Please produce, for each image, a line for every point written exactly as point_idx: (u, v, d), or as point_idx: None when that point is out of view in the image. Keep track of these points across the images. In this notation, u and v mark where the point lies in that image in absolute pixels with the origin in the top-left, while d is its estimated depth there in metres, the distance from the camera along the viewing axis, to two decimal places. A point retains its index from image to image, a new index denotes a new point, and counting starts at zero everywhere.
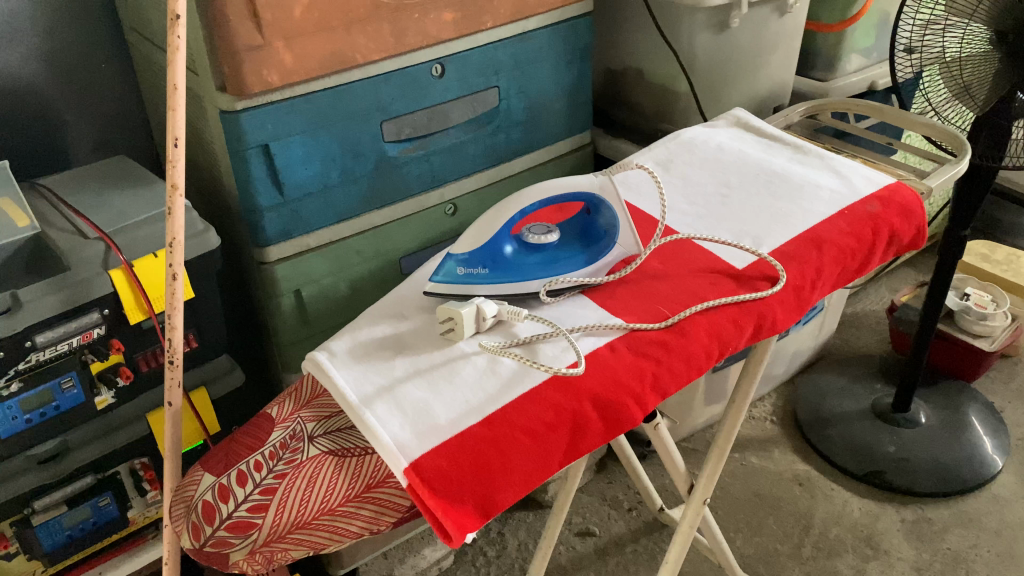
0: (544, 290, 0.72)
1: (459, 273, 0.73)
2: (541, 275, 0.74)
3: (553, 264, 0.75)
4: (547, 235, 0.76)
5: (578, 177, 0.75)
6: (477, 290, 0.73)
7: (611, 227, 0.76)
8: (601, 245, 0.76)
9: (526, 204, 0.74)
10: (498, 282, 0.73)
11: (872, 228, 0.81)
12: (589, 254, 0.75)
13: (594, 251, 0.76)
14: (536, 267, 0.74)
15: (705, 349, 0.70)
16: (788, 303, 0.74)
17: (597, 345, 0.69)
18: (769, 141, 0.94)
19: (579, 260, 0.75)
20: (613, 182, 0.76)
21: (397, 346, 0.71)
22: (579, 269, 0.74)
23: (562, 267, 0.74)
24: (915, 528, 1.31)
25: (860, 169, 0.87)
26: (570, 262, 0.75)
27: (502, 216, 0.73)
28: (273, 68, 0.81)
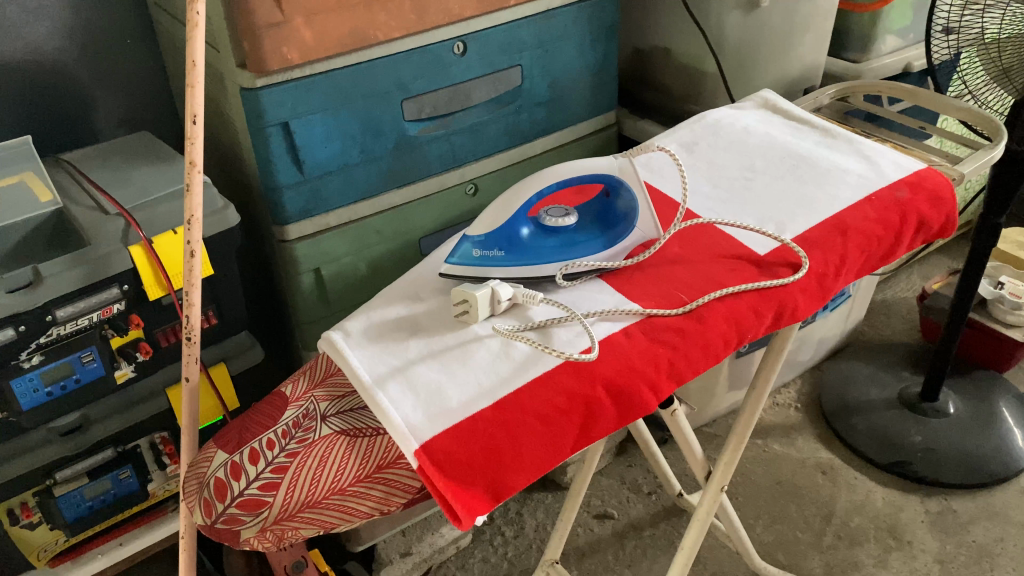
0: (560, 274, 0.72)
1: (473, 256, 0.72)
2: (557, 260, 0.73)
3: (569, 248, 0.74)
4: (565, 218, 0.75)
5: (597, 161, 0.73)
6: (491, 273, 0.72)
7: (630, 212, 0.74)
8: (619, 230, 0.74)
9: (543, 187, 0.72)
10: (513, 266, 0.72)
11: (899, 215, 0.79)
12: (606, 239, 0.74)
13: (611, 236, 0.74)
14: (552, 252, 0.73)
15: (724, 336, 0.69)
16: (810, 291, 0.73)
17: (612, 330, 0.68)
18: (796, 123, 0.92)
19: (596, 244, 0.74)
20: (633, 165, 0.73)
21: (411, 327, 0.71)
22: (595, 254, 0.73)
23: (579, 250, 0.73)
24: (940, 520, 1.29)
25: (890, 153, 0.85)
26: (587, 246, 0.74)
27: (519, 198, 0.72)
28: (293, 46, 0.80)
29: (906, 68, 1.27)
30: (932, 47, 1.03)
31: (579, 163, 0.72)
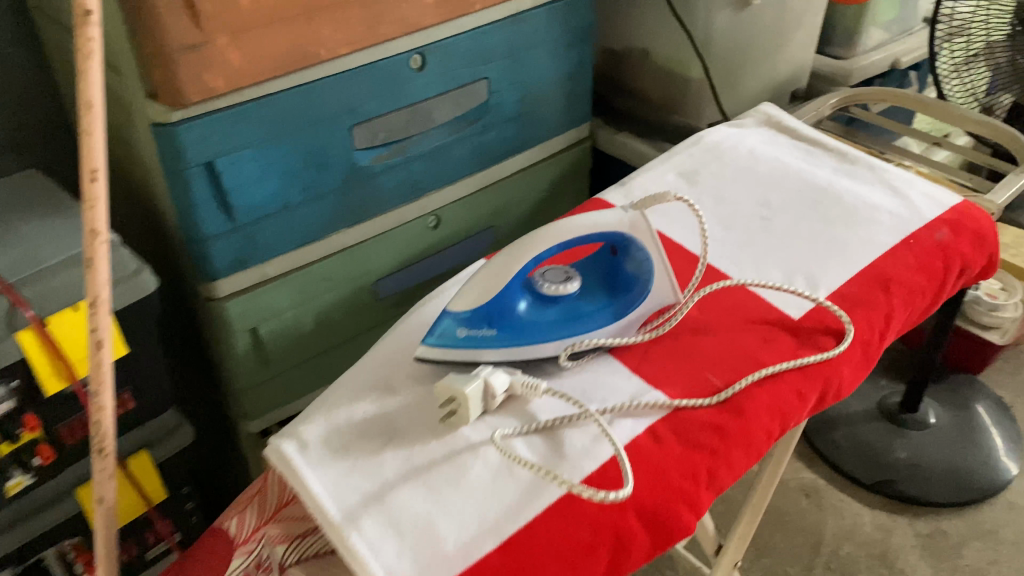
0: (564, 356, 0.59)
1: (458, 337, 0.59)
2: (559, 338, 0.60)
3: (574, 322, 0.61)
4: (566, 284, 0.62)
5: (606, 216, 0.60)
6: (480, 358, 0.59)
7: (645, 276, 0.62)
8: (632, 297, 0.62)
9: (542, 250, 0.59)
10: (507, 348, 0.59)
11: (943, 261, 0.68)
12: (617, 309, 0.62)
13: (623, 306, 0.62)
14: (553, 328, 0.60)
15: (766, 430, 0.57)
16: (855, 362, 0.62)
17: (636, 431, 0.56)
18: (807, 145, 0.80)
19: (604, 316, 0.61)
20: (649, 220, 0.60)
21: (384, 433, 0.57)
22: (604, 328, 0.61)
23: (584, 325, 0.61)
24: (932, 543, 1.22)
25: (920, 184, 0.74)
26: (595, 319, 0.61)
27: (514, 265, 0.59)
28: (217, 72, 0.64)
29: (894, 63, 1.17)
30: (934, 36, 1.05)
31: (586, 219, 0.59)
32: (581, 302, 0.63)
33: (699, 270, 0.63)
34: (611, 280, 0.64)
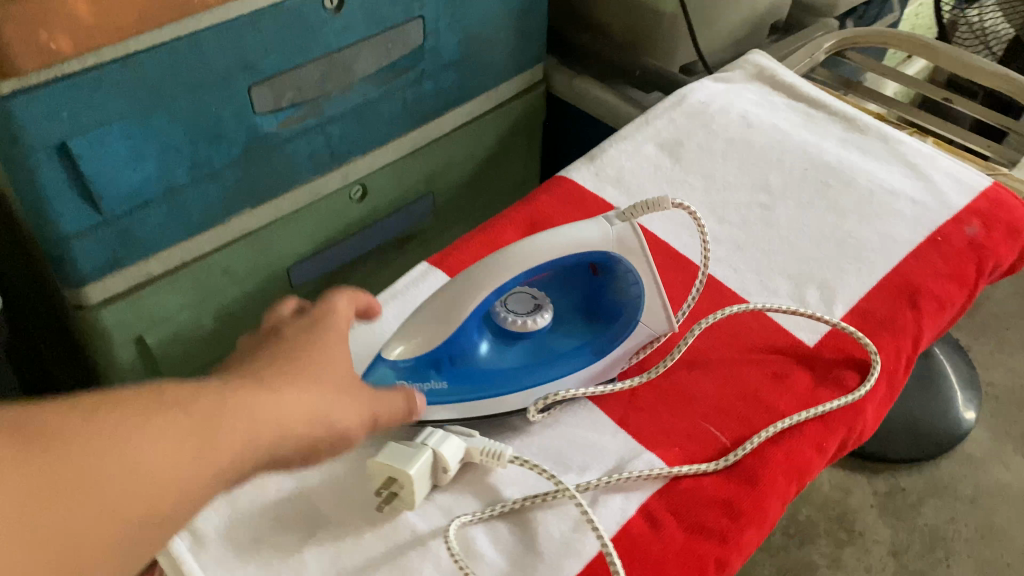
0: (535, 411, 0.47)
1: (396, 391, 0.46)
2: (524, 389, 0.48)
3: (543, 366, 0.49)
4: (535, 316, 0.49)
5: (586, 232, 0.47)
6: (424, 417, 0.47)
7: (633, 306, 0.49)
8: (617, 332, 0.49)
9: (503, 280, 0.46)
10: (459, 403, 0.47)
11: (976, 263, 0.57)
12: (597, 348, 0.49)
13: (606, 344, 0.49)
14: (517, 375, 0.48)
15: (783, 499, 0.47)
16: (880, 399, 0.51)
17: (627, 512, 0.44)
18: (807, 108, 0.67)
19: (582, 358, 0.49)
20: (642, 235, 0.47)
21: (306, 519, 0.45)
22: (582, 373, 0.49)
23: (555, 371, 0.48)
24: (890, 502, 1.14)
25: (943, 161, 0.62)
26: (570, 362, 0.49)
27: (468, 301, 0.46)
28: (60, 28, 0.48)
29: None
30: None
31: (560, 239, 0.46)
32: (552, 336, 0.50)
33: (697, 290, 0.51)
34: (591, 305, 0.52)
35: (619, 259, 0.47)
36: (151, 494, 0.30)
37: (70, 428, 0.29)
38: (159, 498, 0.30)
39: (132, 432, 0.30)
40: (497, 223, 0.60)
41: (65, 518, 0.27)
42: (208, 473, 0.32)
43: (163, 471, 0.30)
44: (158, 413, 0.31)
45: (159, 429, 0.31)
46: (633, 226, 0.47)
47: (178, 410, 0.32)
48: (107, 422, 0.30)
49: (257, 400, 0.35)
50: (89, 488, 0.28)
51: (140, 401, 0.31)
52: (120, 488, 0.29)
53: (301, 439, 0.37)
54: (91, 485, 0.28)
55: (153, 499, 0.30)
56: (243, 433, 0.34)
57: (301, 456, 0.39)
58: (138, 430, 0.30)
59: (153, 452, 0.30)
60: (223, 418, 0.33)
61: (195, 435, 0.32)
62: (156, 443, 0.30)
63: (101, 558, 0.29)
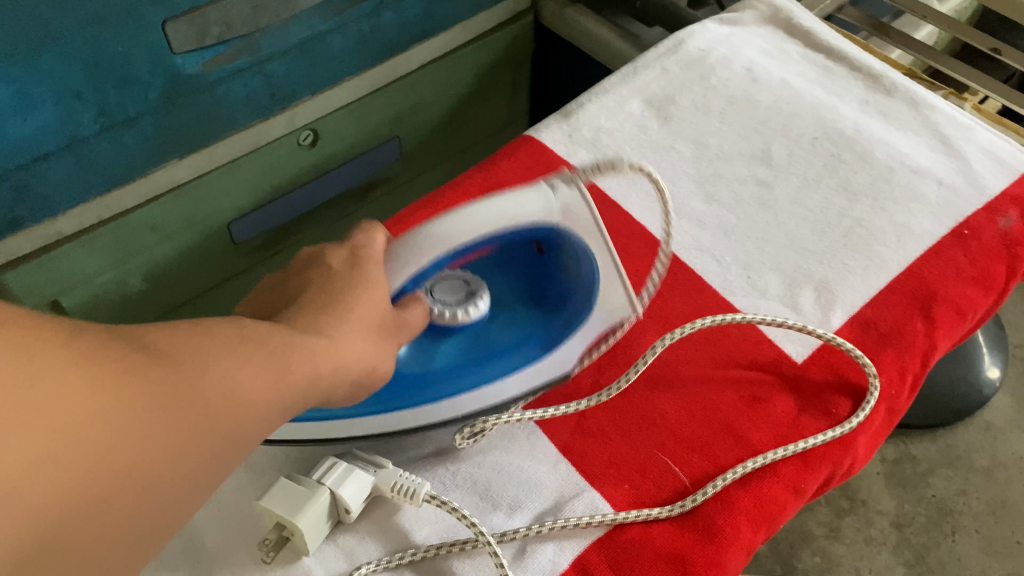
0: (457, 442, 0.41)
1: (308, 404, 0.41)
2: (460, 391, 0.42)
3: (485, 367, 0.43)
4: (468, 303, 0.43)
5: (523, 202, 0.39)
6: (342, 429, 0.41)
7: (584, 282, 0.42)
8: (566, 319, 0.43)
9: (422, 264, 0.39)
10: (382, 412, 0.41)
11: (1007, 264, 0.48)
12: (546, 339, 0.43)
13: (556, 334, 0.43)
14: (453, 377, 0.42)
15: (748, 549, 0.40)
16: (875, 427, 0.44)
17: (556, 564, 0.38)
18: (827, 60, 0.57)
19: (528, 352, 0.43)
20: (592, 202, 0.40)
21: (186, 554, 0.39)
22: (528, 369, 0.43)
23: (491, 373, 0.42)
24: (899, 471, 1.07)
25: (981, 133, 0.52)
26: (515, 357, 0.43)
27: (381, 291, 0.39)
28: None
29: None
30: None
31: (491, 211, 0.39)
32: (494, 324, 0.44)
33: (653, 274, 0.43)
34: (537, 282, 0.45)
35: (563, 232, 0.40)
36: (227, 422, 0.27)
37: (161, 343, 0.27)
38: (236, 424, 0.28)
39: (220, 355, 0.28)
40: (444, 191, 0.51)
41: (148, 428, 0.25)
42: (283, 403, 0.30)
43: (248, 399, 0.28)
44: (245, 340, 0.29)
45: (247, 354, 0.28)
46: (580, 191, 0.40)
47: (261, 336, 0.29)
48: (197, 342, 0.27)
49: (333, 332, 0.32)
50: (169, 398, 0.26)
51: (223, 334, 0.28)
52: (206, 407, 0.27)
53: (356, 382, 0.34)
54: (178, 399, 0.26)
55: (229, 427, 0.28)
56: (323, 367, 0.31)
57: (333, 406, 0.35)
58: (227, 353, 0.28)
59: (241, 376, 0.28)
60: (299, 356, 0.30)
61: (275, 361, 0.29)
62: (243, 367, 0.28)
63: (168, 479, 0.26)
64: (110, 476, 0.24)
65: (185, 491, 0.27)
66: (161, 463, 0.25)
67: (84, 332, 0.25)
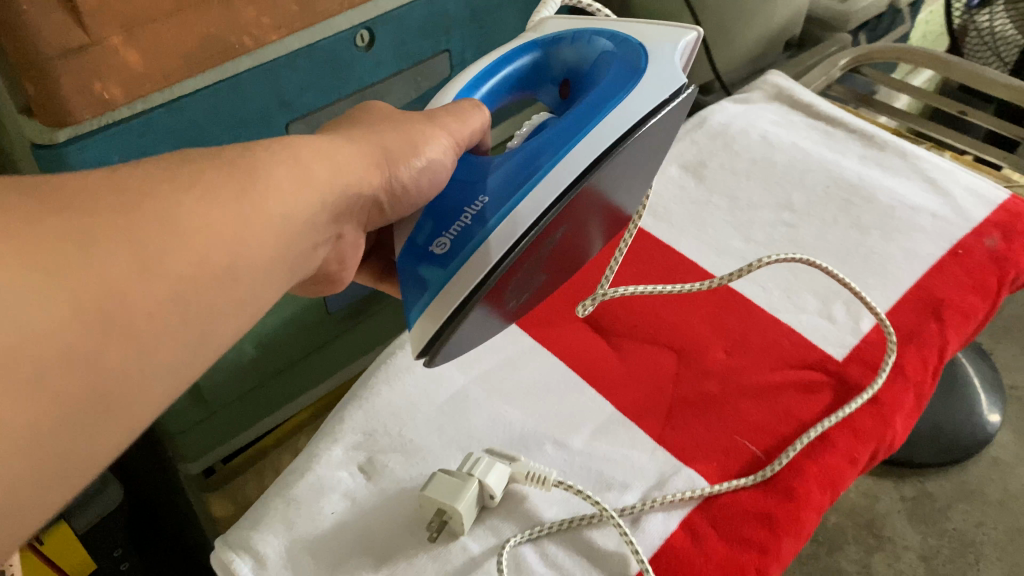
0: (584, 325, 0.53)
1: (439, 257, 0.42)
2: (570, 147, 0.43)
3: (579, 114, 0.45)
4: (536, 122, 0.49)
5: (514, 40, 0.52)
6: (488, 238, 0.41)
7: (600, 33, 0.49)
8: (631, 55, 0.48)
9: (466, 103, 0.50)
10: (509, 202, 0.42)
11: (998, 275, 0.58)
12: (626, 68, 0.47)
13: (631, 63, 0.47)
14: (554, 140, 0.44)
15: (818, 509, 0.48)
16: (908, 408, 0.53)
17: (669, 527, 0.46)
18: (826, 125, 0.69)
19: (611, 86, 0.45)
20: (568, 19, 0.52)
21: (362, 541, 0.47)
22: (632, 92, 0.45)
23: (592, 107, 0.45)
24: (919, 508, 1.15)
25: (962, 175, 0.64)
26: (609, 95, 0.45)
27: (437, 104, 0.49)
28: (112, 78, 0.50)
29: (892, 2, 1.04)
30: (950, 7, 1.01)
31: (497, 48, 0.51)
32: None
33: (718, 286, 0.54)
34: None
35: (559, 36, 0.50)
36: (200, 254, 0.32)
37: (86, 195, 0.30)
38: (212, 254, 0.32)
39: (165, 187, 0.32)
40: None
41: (112, 277, 0.29)
42: (258, 224, 0.34)
43: (214, 224, 0.32)
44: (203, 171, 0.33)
45: (192, 182, 0.33)
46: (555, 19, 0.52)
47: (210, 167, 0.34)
48: (134, 180, 0.31)
49: (305, 144, 0.39)
50: (122, 237, 0.29)
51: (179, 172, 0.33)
52: (159, 242, 0.30)
53: (357, 168, 0.41)
54: (129, 237, 0.30)
55: (208, 255, 0.32)
56: (289, 185, 0.36)
57: (377, 195, 0.42)
58: (172, 184, 0.32)
59: (198, 206, 0.32)
60: (264, 172, 0.35)
61: (232, 184, 0.34)
62: (191, 195, 0.32)
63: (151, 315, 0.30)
64: (106, 325, 0.29)
65: (190, 326, 0.32)
66: (150, 302, 0.30)
67: (21, 203, 0.28)
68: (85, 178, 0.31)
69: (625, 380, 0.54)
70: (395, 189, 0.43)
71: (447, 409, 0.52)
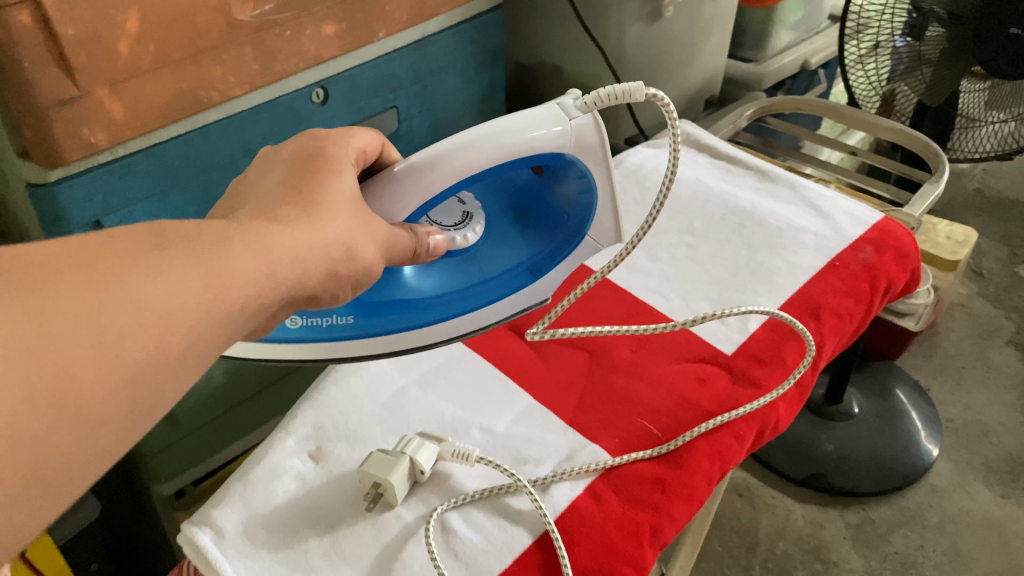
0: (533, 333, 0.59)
1: (297, 332, 0.55)
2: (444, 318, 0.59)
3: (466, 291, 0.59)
4: (468, 226, 0.58)
5: (539, 134, 0.51)
6: (344, 346, 0.57)
7: (585, 194, 0.57)
8: (564, 240, 0.60)
9: (438, 193, 0.51)
10: (376, 333, 0.57)
11: (869, 282, 0.67)
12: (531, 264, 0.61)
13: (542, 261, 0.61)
14: (439, 294, 0.59)
15: (708, 477, 0.55)
16: (790, 396, 0.61)
17: (575, 493, 0.53)
18: (727, 164, 0.80)
19: (516, 274, 0.60)
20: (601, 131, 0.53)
21: (312, 515, 0.53)
22: (516, 294, 0.61)
23: (479, 287, 0.60)
24: (862, 534, 1.14)
25: (842, 201, 0.74)
26: (499, 282, 0.60)
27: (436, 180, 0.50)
28: (97, 126, 0.57)
29: (802, 64, 1.16)
30: (852, 81, 1.12)
31: (509, 141, 0.50)
32: (484, 250, 0.60)
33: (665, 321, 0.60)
34: (525, 203, 0.62)
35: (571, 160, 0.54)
36: (158, 339, 0.31)
37: (51, 275, 0.29)
38: (166, 340, 0.31)
39: (131, 269, 0.31)
40: None
41: (67, 361, 0.28)
42: (216, 310, 0.34)
43: (173, 310, 0.32)
44: (171, 249, 0.33)
45: (160, 266, 0.32)
46: (592, 118, 0.52)
47: (175, 252, 0.33)
48: (99, 261, 0.31)
49: (276, 232, 0.37)
50: (83, 319, 0.29)
51: (146, 241, 0.33)
52: (120, 328, 0.30)
53: (316, 264, 0.39)
54: (87, 321, 0.29)
55: (164, 338, 0.31)
56: (252, 271, 0.35)
57: (320, 295, 0.42)
58: (136, 266, 0.31)
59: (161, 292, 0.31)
60: (231, 250, 0.35)
61: (196, 267, 0.33)
62: (157, 280, 0.31)
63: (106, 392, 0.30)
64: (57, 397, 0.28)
65: (140, 410, 0.31)
66: (102, 387, 0.29)
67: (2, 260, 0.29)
68: (49, 249, 0.30)
69: (545, 376, 0.62)
70: (338, 284, 0.42)
71: (388, 404, 0.60)
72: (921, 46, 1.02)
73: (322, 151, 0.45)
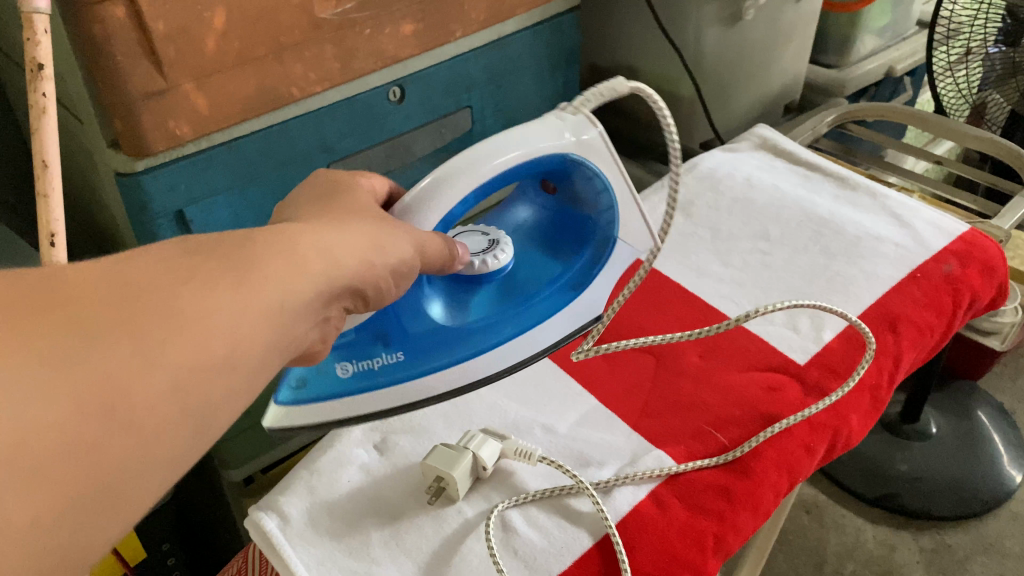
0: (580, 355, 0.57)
1: (343, 380, 0.52)
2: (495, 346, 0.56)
3: (515, 315, 0.57)
4: (495, 250, 0.57)
5: (539, 140, 0.50)
6: (400, 388, 0.53)
7: (603, 194, 0.56)
8: (596, 247, 0.58)
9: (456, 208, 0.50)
10: (423, 373, 0.54)
11: (952, 295, 0.65)
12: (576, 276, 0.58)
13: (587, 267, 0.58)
14: (490, 318, 0.56)
15: (775, 488, 0.54)
16: (863, 409, 0.59)
17: (638, 498, 0.52)
18: (806, 170, 0.78)
19: (562, 285, 0.58)
20: (600, 127, 0.53)
21: (374, 506, 0.54)
22: (565, 309, 0.58)
23: (530, 309, 0.57)
24: (937, 559, 1.09)
25: (926, 212, 0.71)
26: (544, 301, 0.58)
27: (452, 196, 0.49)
28: (183, 119, 0.59)
29: (887, 71, 1.13)
30: (940, 89, 1.09)
31: (511, 154, 0.49)
32: (517, 276, 0.59)
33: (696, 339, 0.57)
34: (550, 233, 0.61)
35: (582, 159, 0.53)
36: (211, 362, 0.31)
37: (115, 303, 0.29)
38: (213, 348, 0.32)
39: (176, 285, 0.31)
40: None
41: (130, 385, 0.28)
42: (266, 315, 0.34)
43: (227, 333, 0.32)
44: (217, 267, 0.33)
45: (206, 282, 0.32)
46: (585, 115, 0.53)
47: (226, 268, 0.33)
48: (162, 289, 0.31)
49: (296, 235, 0.38)
50: (129, 339, 0.29)
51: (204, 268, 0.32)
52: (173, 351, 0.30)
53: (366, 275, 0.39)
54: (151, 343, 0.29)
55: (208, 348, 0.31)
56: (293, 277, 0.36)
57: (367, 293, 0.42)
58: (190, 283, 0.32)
59: (202, 307, 0.32)
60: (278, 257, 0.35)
61: (242, 280, 0.33)
62: (200, 306, 0.32)
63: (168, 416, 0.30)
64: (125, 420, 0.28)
65: (193, 421, 0.32)
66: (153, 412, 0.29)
67: (86, 290, 0.29)
68: (104, 274, 0.31)
69: (609, 379, 0.61)
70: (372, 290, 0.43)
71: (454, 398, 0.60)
72: (1016, 54, 0.97)
73: (344, 183, 0.47)
